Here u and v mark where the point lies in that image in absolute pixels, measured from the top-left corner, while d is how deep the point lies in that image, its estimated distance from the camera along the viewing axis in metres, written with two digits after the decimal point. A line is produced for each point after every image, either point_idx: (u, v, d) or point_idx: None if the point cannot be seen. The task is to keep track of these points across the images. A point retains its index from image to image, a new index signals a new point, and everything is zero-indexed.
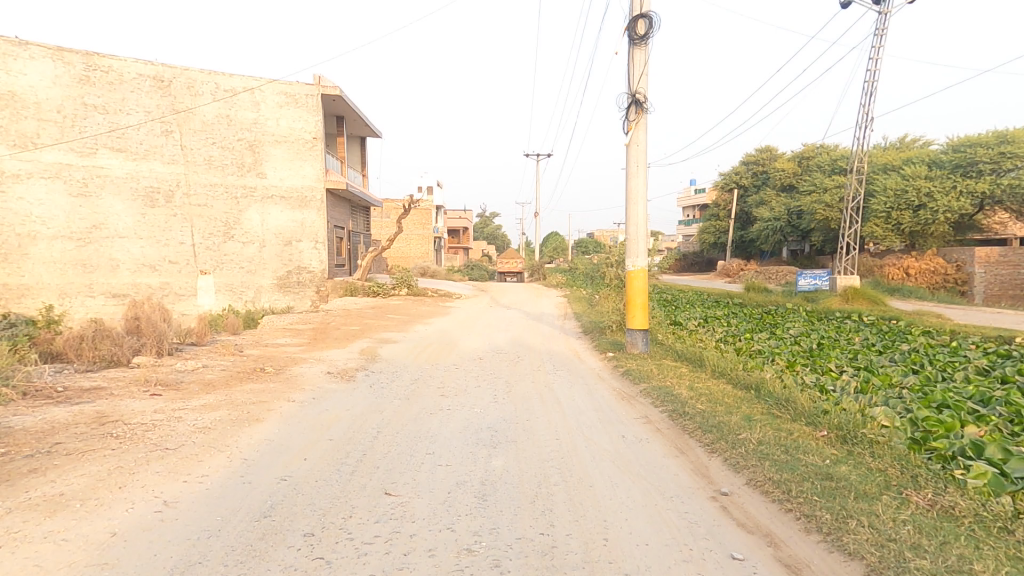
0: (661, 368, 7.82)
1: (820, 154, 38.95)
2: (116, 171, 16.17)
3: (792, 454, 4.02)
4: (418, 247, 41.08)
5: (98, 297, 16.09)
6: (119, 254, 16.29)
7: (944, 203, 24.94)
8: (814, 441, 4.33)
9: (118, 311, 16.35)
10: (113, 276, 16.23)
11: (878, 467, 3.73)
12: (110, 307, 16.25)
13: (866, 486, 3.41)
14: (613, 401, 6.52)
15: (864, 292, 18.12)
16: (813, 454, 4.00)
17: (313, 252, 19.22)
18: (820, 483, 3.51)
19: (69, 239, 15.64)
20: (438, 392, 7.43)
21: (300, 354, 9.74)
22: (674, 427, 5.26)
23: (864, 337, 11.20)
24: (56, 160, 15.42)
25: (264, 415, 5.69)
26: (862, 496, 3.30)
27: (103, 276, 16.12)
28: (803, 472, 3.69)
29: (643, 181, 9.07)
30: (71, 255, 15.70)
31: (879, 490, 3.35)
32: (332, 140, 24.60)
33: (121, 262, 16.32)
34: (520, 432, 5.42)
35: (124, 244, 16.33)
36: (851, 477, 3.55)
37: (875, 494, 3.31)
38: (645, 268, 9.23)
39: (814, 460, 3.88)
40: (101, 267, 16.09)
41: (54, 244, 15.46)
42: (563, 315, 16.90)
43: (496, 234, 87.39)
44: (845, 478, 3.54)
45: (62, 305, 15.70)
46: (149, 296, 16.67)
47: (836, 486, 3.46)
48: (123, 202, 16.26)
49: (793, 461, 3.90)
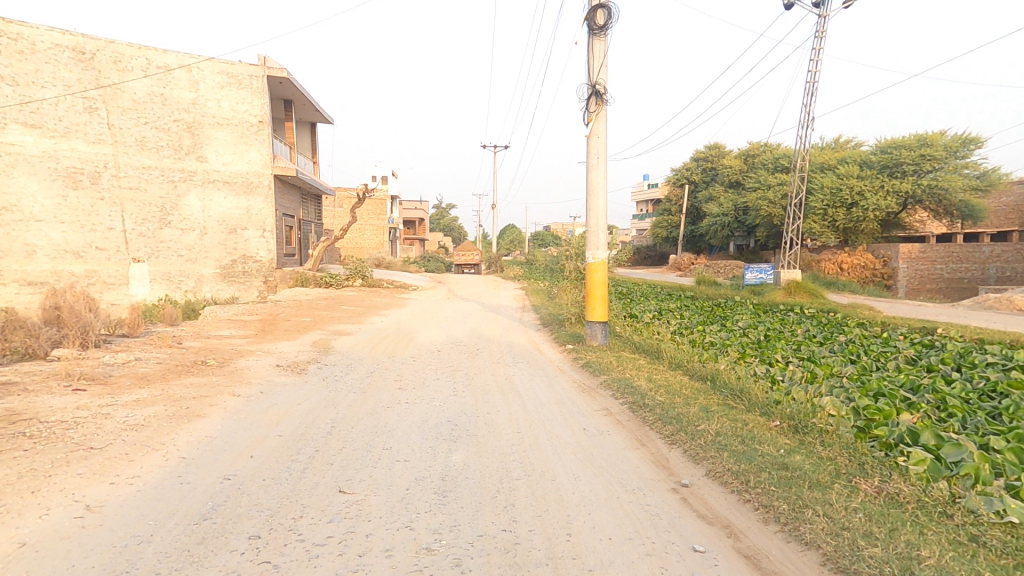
0: (621, 360, 7.90)
1: (765, 152, 40.60)
2: (29, 149, 14.75)
3: (750, 445, 4.11)
4: (372, 237, 40.10)
5: (9, 285, 14.71)
6: (35, 239, 14.92)
7: (873, 202, 26.58)
8: (768, 431, 4.44)
9: (35, 300, 15.04)
10: (29, 262, 14.85)
11: (829, 455, 3.86)
12: (26, 296, 14.92)
13: (819, 475, 3.51)
14: (573, 393, 6.53)
15: (805, 286, 19.04)
16: (768, 444, 4.10)
17: (260, 242, 18.55)
18: (777, 473, 3.58)
19: None
20: (395, 385, 7.22)
21: (246, 346, 9.25)
22: (634, 418, 5.31)
23: (805, 329, 11.77)
24: None
25: (206, 410, 5.33)
26: (816, 485, 3.39)
27: (16, 262, 14.71)
28: (760, 463, 3.77)
29: (603, 174, 9.10)
30: None
31: (830, 479, 3.45)
32: (281, 124, 23.54)
33: (39, 248, 14.95)
34: (481, 426, 5.32)
35: (42, 229, 14.98)
36: (805, 466, 3.65)
37: (828, 483, 3.41)
38: (604, 261, 9.30)
39: (770, 450, 3.97)
40: (15, 252, 14.66)
41: None
42: (521, 307, 16.88)
43: (453, 225, 86.69)
44: (800, 468, 3.63)
45: None
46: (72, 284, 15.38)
47: (792, 475, 3.54)
48: (39, 182, 14.87)
49: (750, 451, 3.99)
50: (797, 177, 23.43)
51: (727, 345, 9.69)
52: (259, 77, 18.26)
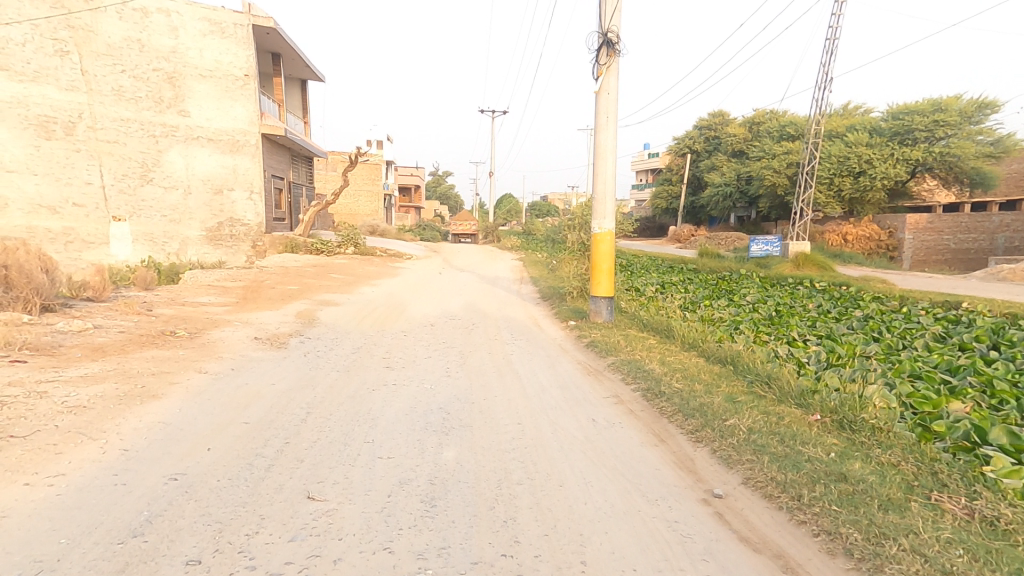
0: (629, 339, 7.28)
1: (771, 120, 39.39)
2: None
3: (793, 446, 3.51)
4: (367, 203, 39.01)
5: None
6: (8, 192, 13.79)
7: (882, 169, 25.74)
8: (810, 428, 3.84)
9: None
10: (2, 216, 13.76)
11: (891, 461, 3.27)
12: None
13: (890, 490, 2.92)
14: (579, 377, 5.93)
15: (813, 259, 18.37)
16: (815, 446, 3.49)
17: (248, 204, 17.83)
18: (835, 487, 2.99)
19: None
20: (382, 364, 6.61)
21: (224, 315, 8.58)
22: (650, 408, 4.72)
23: (818, 304, 11.18)
24: None
25: (165, 391, 4.67)
26: (889, 505, 2.81)
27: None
28: (811, 472, 3.17)
29: (613, 136, 8.29)
30: None
31: (905, 496, 2.87)
32: (269, 80, 22.35)
33: (12, 202, 13.86)
34: (477, 415, 4.73)
35: (14, 180, 13.86)
36: (869, 477, 3.05)
37: (903, 501, 2.82)
38: (611, 231, 8.60)
39: (818, 454, 3.37)
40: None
41: None
42: (520, 279, 16.20)
43: (449, 194, 85.18)
44: (863, 479, 3.03)
45: None
46: (49, 242, 14.33)
47: (855, 490, 2.95)
48: (9, 130, 13.70)
49: (795, 456, 3.39)
50: (809, 146, 22.54)
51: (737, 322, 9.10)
52: (243, 26, 17.22)
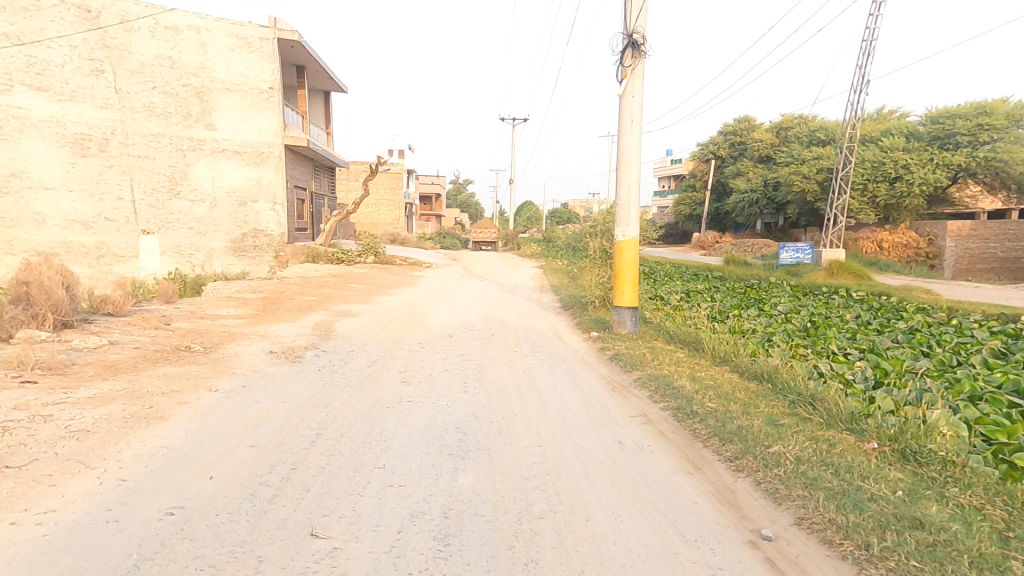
0: (656, 352, 6.90)
1: (799, 124, 38.44)
2: (36, 113, 13.98)
3: (851, 481, 3.12)
4: (388, 213, 39.29)
5: (18, 255, 14.01)
6: (44, 208, 14.20)
7: (920, 175, 24.78)
8: (870, 459, 3.44)
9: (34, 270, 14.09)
10: (39, 232, 14.17)
11: (973, 503, 2.87)
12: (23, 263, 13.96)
13: (980, 543, 2.51)
14: (603, 394, 5.59)
15: (848, 267, 17.65)
16: (878, 481, 3.10)
17: (271, 215, 17.82)
18: (912, 535, 2.60)
19: None
20: (398, 379, 6.38)
21: (241, 328, 8.48)
22: (681, 430, 4.36)
23: (856, 315, 10.59)
24: None
25: (173, 411, 4.50)
26: (983, 562, 2.40)
27: (26, 232, 14.03)
28: (878, 516, 2.78)
29: (637, 140, 7.98)
30: None
31: (1001, 552, 2.46)
32: (292, 93, 22.65)
33: (48, 217, 14.25)
34: (495, 436, 4.45)
35: (51, 197, 14.25)
36: (952, 525, 2.65)
37: (1000, 558, 2.42)
38: (635, 239, 8.26)
39: (883, 492, 2.98)
40: (24, 221, 13.98)
41: None
42: (540, 288, 15.89)
43: (470, 202, 85.63)
44: (945, 528, 2.63)
45: None
46: (81, 256, 14.71)
47: (937, 541, 2.54)
48: (48, 148, 14.12)
49: (855, 493, 3.01)
50: (843, 152, 21.81)
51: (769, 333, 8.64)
52: (269, 40, 17.34)
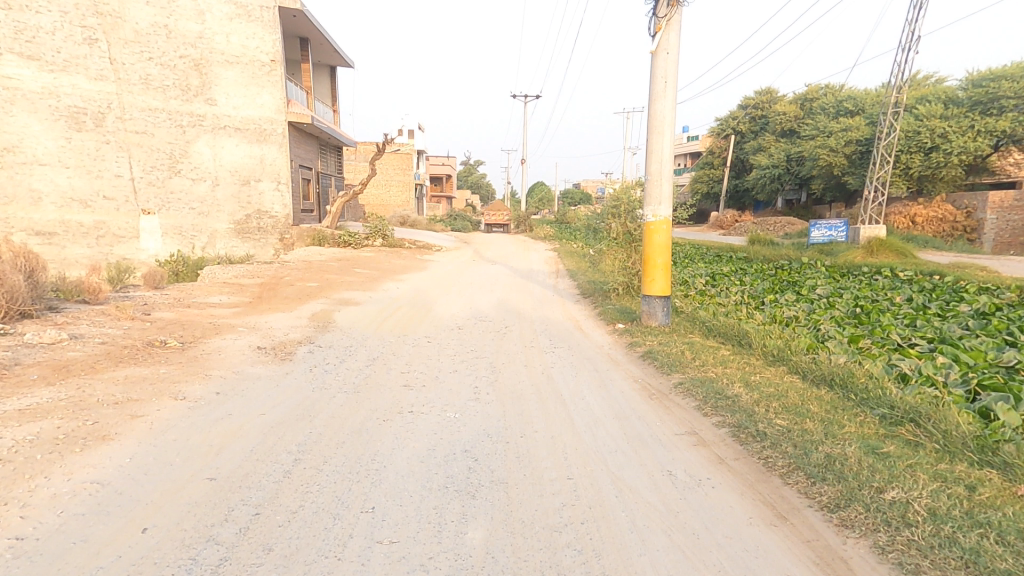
0: (696, 349, 5.98)
1: (825, 95, 36.52)
2: (28, 83, 13.06)
3: None
4: (398, 194, 38.39)
5: (15, 233, 13.14)
6: (40, 184, 13.36)
7: (959, 144, 23.22)
8: None
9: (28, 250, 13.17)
10: (35, 210, 13.35)
11: None
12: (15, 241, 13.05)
13: None
14: (639, 403, 4.73)
15: (889, 245, 16.41)
16: None
17: (275, 195, 17.09)
18: None
19: None
20: (400, 381, 5.53)
21: (231, 319, 7.73)
22: (747, 457, 3.47)
23: (908, 298, 9.48)
24: None
25: (119, 429, 3.72)
26: None
27: (22, 210, 13.21)
28: None
29: (671, 106, 6.97)
30: None
31: None
32: (296, 67, 21.67)
33: (44, 195, 13.41)
34: (515, 464, 3.61)
35: (47, 173, 13.41)
36: None
37: None
38: (667, 219, 7.28)
39: None
40: (19, 198, 13.15)
41: None
42: (555, 272, 14.94)
43: (481, 183, 84.28)
44: None
45: None
46: (82, 236, 13.95)
47: None
48: (41, 122, 13.26)
49: None
50: (886, 120, 20.32)
51: (816, 321, 7.63)
52: (270, 8, 16.38)
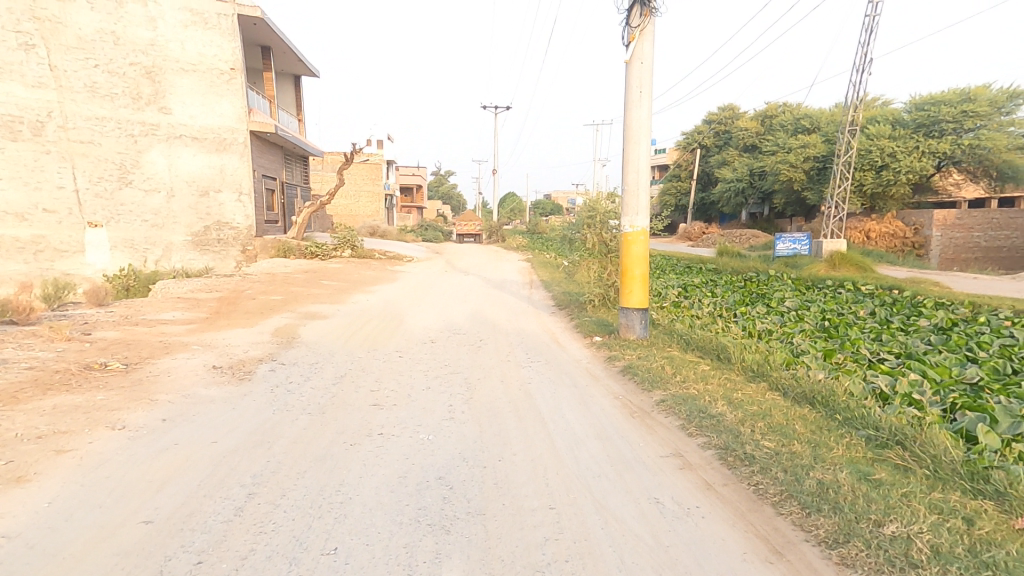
0: (676, 364, 5.85)
1: (784, 112, 37.77)
2: None
3: None
4: (367, 205, 37.74)
5: None
6: None
7: (907, 163, 24.24)
8: None
9: None
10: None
11: None
12: None
13: None
14: (622, 422, 4.53)
15: (851, 258, 16.87)
16: None
17: (236, 206, 16.40)
18: None
19: None
20: (369, 400, 5.20)
21: (184, 337, 7.24)
22: (736, 483, 3.29)
23: (872, 311, 9.65)
24: None
25: (39, 467, 3.44)
26: None
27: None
28: None
29: (647, 115, 6.90)
30: None
31: None
32: (258, 76, 21.04)
33: None
34: (493, 495, 3.34)
35: None
36: None
37: None
38: (644, 229, 7.20)
39: None
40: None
41: None
42: (528, 284, 14.75)
43: (452, 194, 83.95)
44: None
45: None
46: (18, 251, 13.08)
47: None
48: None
49: None
50: (841, 139, 20.95)
51: (787, 334, 7.61)
52: (228, 16, 15.85)
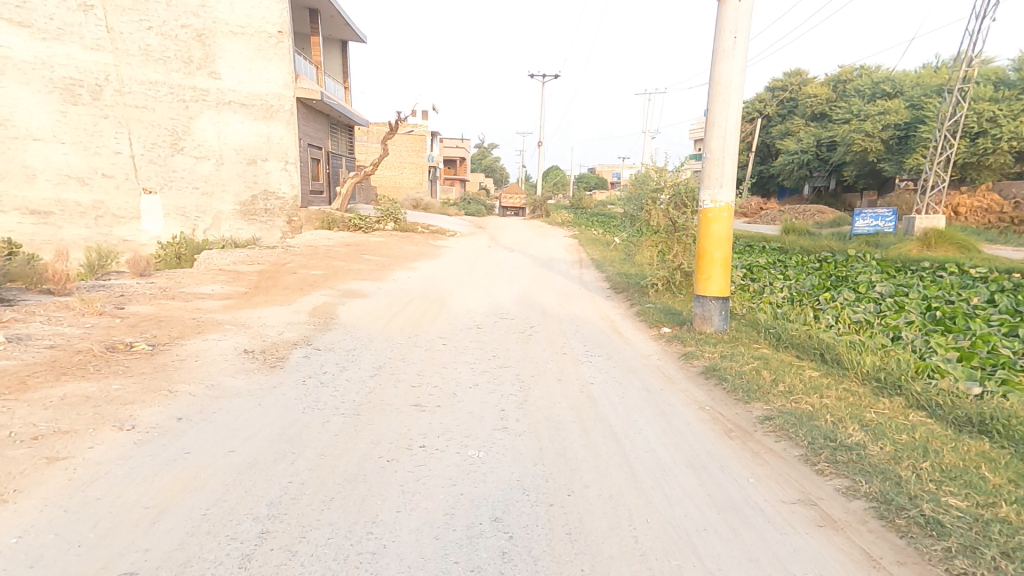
0: (775, 368, 4.85)
1: (861, 77, 34.36)
2: (19, 53, 12.10)
3: None
4: (411, 176, 37.28)
5: (10, 213, 12.38)
6: (34, 161, 12.50)
7: (1010, 129, 21.50)
8: None
9: (39, 233, 12.69)
10: (29, 187, 12.50)
11: None
12: (28, 226, 12.55)
13: None
14: (720, 444, 3.64)
15: (949, 237, 14.99)
16: None
17: (282, 175, 15.96)
18: None
19: None
20: (410, 400, 4.49)
21: (219, 314, 6.77)
22: (926, 569, 2.39)
23: (987, 299, 8.20)
24: None
25: (21, 483, 2.78)
26: None
27: (16, 187, 12.39)
28: None
29: (741, 67, 5.75)
30: None
31: None
32: (305, 41, 20.59)
33: (39, 172, 12.56)
34: (581, 555, 2.54)
35: (42, 149, 12.54)
36: None
37: None
38: (729, 205, 6.11)
39: None
40: (13, 174, 12.33)
41: None
42: (579, 263, 13.76)
43: (496, 166, 82.66)
44: None
45: None
46: (80, 216, 13.09)
47: None
48: (34, 94, 12.32)
49: None
50: (955, 96, 18.40)
51: (893, 321, 6.42)
52: None
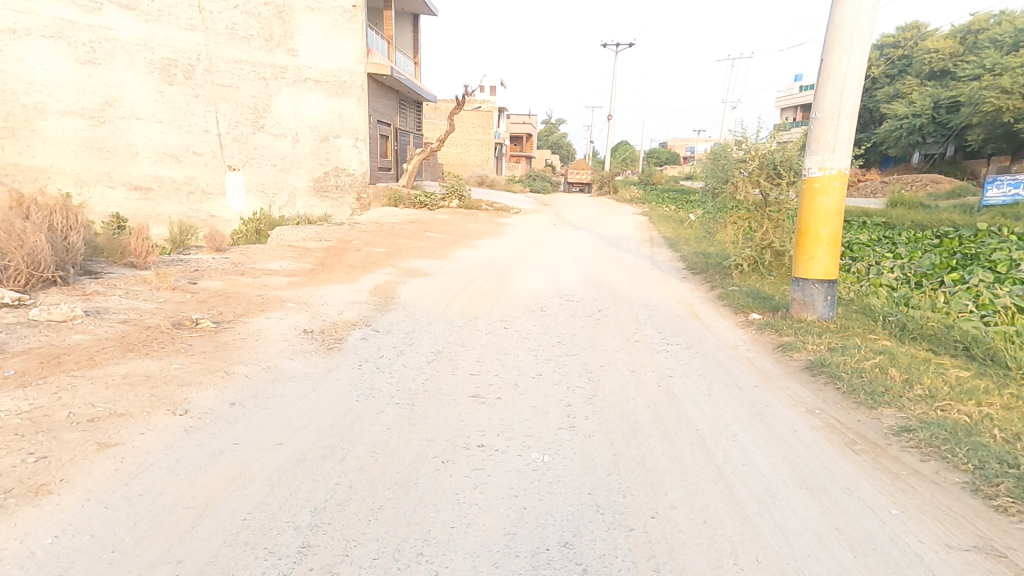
0: (907, 367, 4.06)
1: (998, 25, 29.99)
2: (126, 35, 12.84)
3: None
4: (477, 153, 37.03)
5: (118, 188, 13.32)
6: (136, 139, 13.29)
7: None
8: None
9: (141, 208, 13.58)
10: (133, 164, 13.33)
11: None
12: (133, 202, 13.49)
13: None
14: (843, 464, 2.99)
15: None
16: None
17: (352, 152, 16.08)
18: None
19: (81, 116, 12.66)
20: (469, 390, 4.14)
21: (282, 291, 6.74)
22: None
23: None
24: (56, 15, 12.08)
25: (70, 471, 2.67)
26: None
27: (122, 164, 13.23)
28: None
29: (871, 6, 4.79)
30: (85, 136, 12.78)
31: None
32: (378, 16, 20.50)
33: (140, 149, 13.34)
34: None
35: (143, 128, 13.30)
36: None
37: None
38: (842, 173, 5.19)
39: None
40: (119, 153, 13.18)
41: (66, 120, 12.54)
42: (650, 241, 12.92)
43: (562, 142, 80.84)
44: None
45: (80, 195, 13.04)
46: (173, 192, 13.86)
47: None
48: (138, 74, 13.03)
49: None
50: None
51: None
52: None
